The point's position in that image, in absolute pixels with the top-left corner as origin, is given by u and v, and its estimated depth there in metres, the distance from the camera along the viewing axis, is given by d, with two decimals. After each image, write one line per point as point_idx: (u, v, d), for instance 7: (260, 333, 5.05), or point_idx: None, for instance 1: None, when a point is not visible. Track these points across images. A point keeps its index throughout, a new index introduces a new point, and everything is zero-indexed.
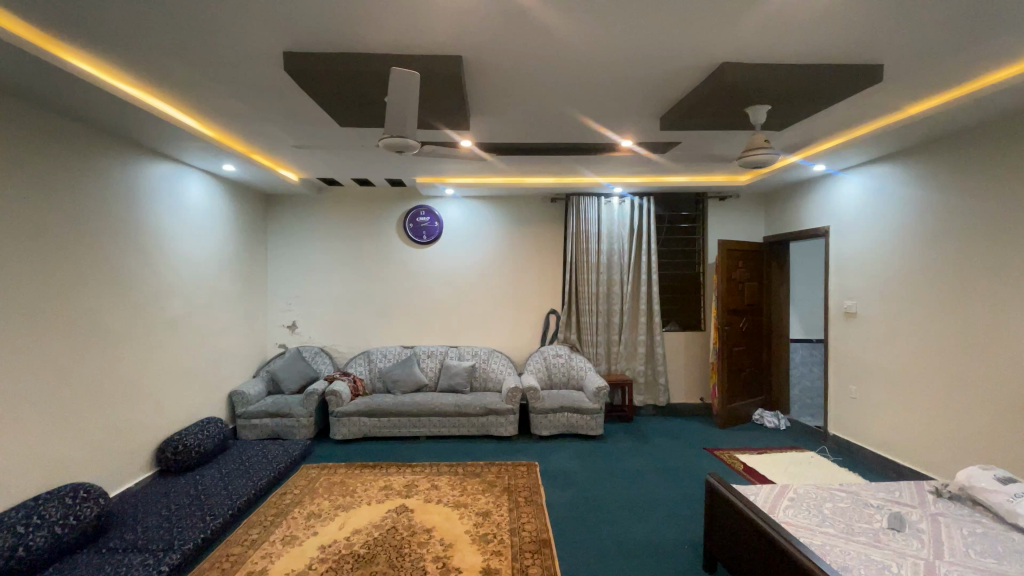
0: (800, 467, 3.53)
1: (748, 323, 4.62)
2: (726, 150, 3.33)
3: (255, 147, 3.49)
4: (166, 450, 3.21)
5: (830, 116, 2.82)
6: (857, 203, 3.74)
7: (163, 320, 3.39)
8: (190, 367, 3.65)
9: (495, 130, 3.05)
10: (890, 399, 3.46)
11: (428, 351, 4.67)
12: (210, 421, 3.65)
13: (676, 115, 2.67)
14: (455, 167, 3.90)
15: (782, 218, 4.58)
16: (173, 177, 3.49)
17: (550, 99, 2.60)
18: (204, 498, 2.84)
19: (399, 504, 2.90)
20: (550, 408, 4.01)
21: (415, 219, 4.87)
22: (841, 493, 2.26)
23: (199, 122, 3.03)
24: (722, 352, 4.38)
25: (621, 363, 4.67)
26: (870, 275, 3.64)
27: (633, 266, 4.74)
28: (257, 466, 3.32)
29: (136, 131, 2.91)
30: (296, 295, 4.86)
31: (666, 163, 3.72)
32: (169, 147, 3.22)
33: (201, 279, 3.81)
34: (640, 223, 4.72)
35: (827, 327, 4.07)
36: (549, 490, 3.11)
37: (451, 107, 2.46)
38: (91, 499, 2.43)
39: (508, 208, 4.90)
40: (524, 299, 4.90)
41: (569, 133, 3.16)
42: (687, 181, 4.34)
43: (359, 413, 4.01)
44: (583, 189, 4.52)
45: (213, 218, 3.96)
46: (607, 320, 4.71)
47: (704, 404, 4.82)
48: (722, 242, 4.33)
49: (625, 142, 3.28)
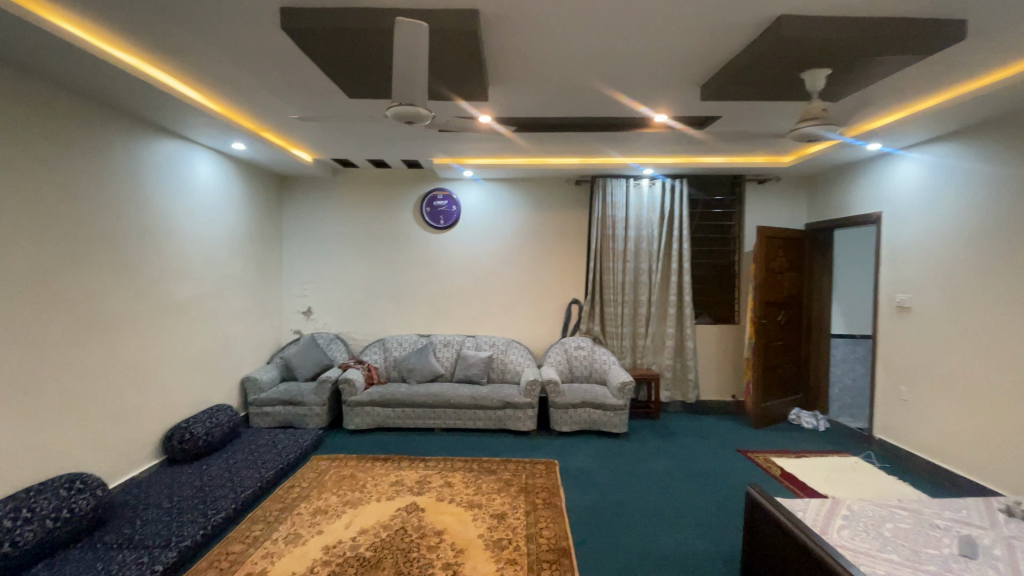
0: (842, 474, 3.25)
1: (787, 316, 4.31)
2: (771, 124, 3.02)
3: (265, 123, 3.32)
4: (173, 438, 3.11)
5: (894, 84, 2.49)
6: (914, 186, 3.39)
7: (171, 303, 3.29)
8: (200, 352, 3.55)
9: (516, 103, 2.81)
10: (948, 403, 3.13)
11: (445, 340, 4.50)
12: (220, 408, 3.55)
13: (719, 83, 2.38)
14: (474, 146, 3.68)
15: (827, 203, 4.23)
16: (180, 156, 3.36)
17: (576, 65, 2.35)
18: (208, 490, 2.74)
19: (409, 502, 2.74)
20: (572, 403, 3.80)
21: (432, 203, 4.67)
22: (901, 511, 1.97)
23: (202, 96, 2.87)
24: (757, 347, 4.08)
25: (648, 357, 4.41)
26: (926, 266, 3.30)
27: (663, 254, 4.45)
28: (266, 456, 3.21)
29: (139, 104, 2.77)
30: (311, 280, 4.74)
31: (703, 140, 3.42)
32: (174, 122, 3.07)
33: (211, 261, 3.69)
34: (671, 207, 4.42)
35: (876, 322, 3.73)
36: (569, 492, 2.91)
37: (465, 71, 2.23)
38: (88, 490, 2.36)
39: (530, 192, 4.65)
40: (546, 288, 4.68)
41: (597, 106, 2.90)
42: (724, 162, 4.04)
43: (373, 403, 3.87)
44: (610, 170, 4.25)
45: (224, 199, 3.84)
46: (632, 311, 4.45)
47: (735, 402, 4.53)
48: (760, 229, 4.03)
49: (658, 116, 3.02)
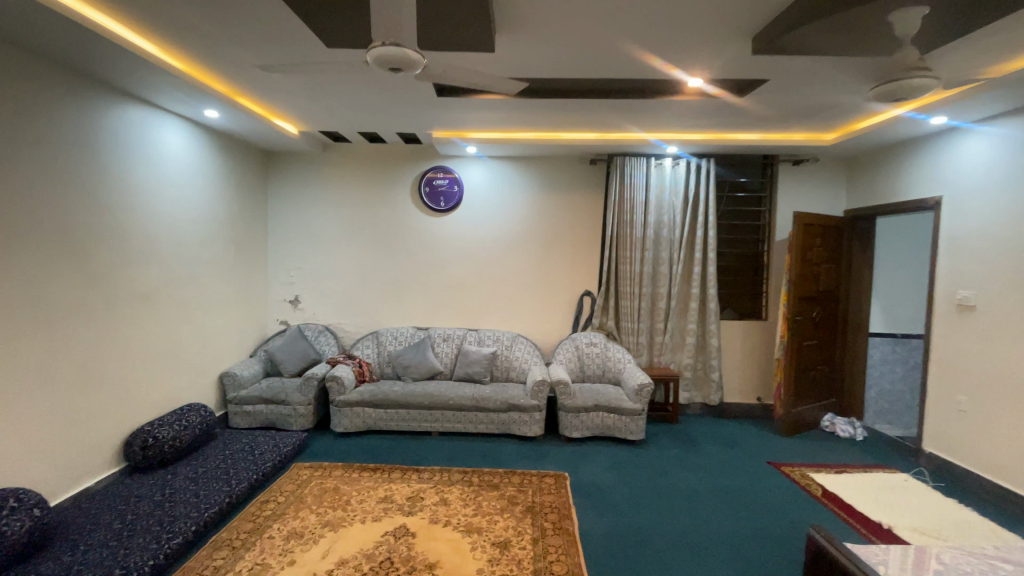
0: (891, 495, 2.87)
1: (823, 312, 3.89)
2: (827, 88, 2.58)
3: (240, 86, 2.91)
4: (133, 443, 2.73)
5: (989, 39, 2.05)
6: (983, 166, 2.96)
7: (135, 291, 2.90)
8: (169, 345, 3.17)
9: (529, 61, 2.39)
10: (1018, 417, 2.72)
11: (443, 334, 4.12)
12: (191, 408, 3.16)
13: (779, 29, 1.95)
14: (478, 116, 3.26)
15: (873, 187, 3.78)
16: (144, 123, 2.94)
17: (605, 8, 1.91)
18: (168, 506, 2.37)
19: (397, 525, 2.37)
20: (584, 407, 3.41)
21: (432, 182, 4.25)
22: (1008, 565, 1.57)
23: (158, 48, 2.44)
24: (791, 346, 3.68)
25: (666, 355, 4.01)
26: (993, 259, 2.88)
27: (686, 241, 4.02)
28: (239, 464, 2.83)
29: (86, 57, 2.34)
30: (299, 267, 4.35)
31: (740, 111, 2.99)
32: (131, 81, 2.64)
33: (183, 242, 3.29)
34: (696, 190, 3.98)
35: (929, 322, 3.31)
36: (583, 515, 2.53)
37: (468, 11, 1.81)
38: (22, 510, 1.99)
39: (540, 172, 4.23)
40: (555, 278, 4.27)
41: (624, 67, 2.48)
42: (759, 139, 3.60)
43: (363, 403, 3.50)
44: (628, 148, 3.81)
45: (198, 174, 3.43)
46: (651, 305, 4.04)
47: (762, 405, 4.14)
48: (797, 215, 3.60)
49: (693, 80, 2.61)
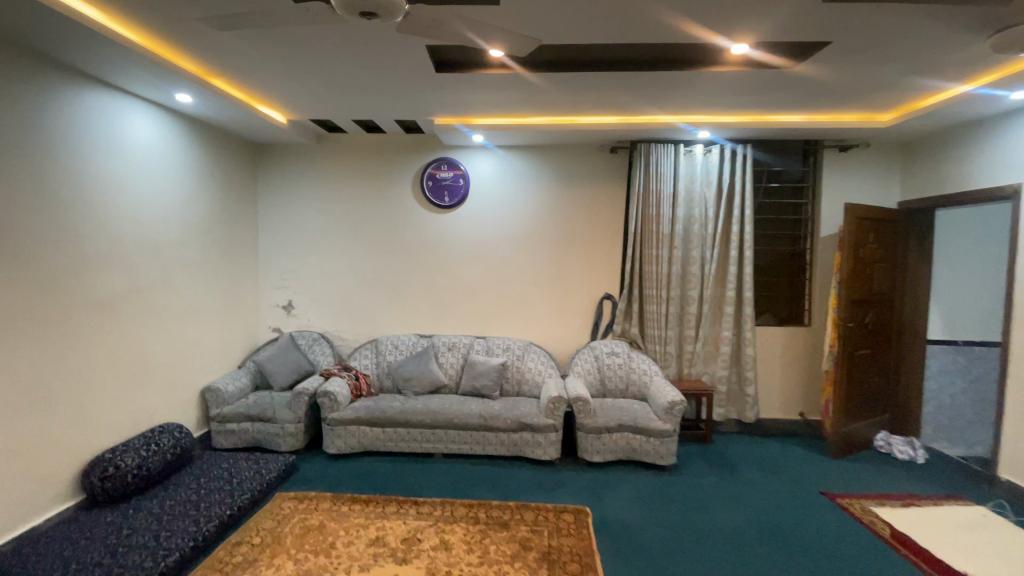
0: (970, 534, 2.43)
1: (876, 317, 3.44)
2: (899, 48, 2.15)
3: (213, 66, 2.56)
4: (91, 473, 2.39)
5: None
6: None
7: (94, 301, 2.55)
8: (140, 358, 2.84)
9: (541, 24, 2.01)
10: None
11: (449, 343, 3.74)
12: (164, 429, 2.82)
13: None
14: (484, 98, 2.88)
15: (933, 175, 3.33)
16: (106, 108, 2.60)
17: None
18: (120, 553, 2.01)
19: None
20: (606, 427, 3.01)
21: (435, 175, 3.88)
22: None
23: (103, 15, 2.05)
24: (841, 357, 3.24)
25: (697, 366, 3.60)
26: None
27: (719, 238, 3.59)
28: (212, 496, 2.48)
29: (22, 28, 1.99)
30: (292, 269, 4.01)
31: (786, 83, 2.57)
32: (82, 58, 2.27)
33: (153, 244, 2.95)
34: (731, 180, 3.55)
35: (1006, 330, 2.85)
36: (609, 563, 2.13)
37: None
38: None
39: (555, 163, 3.83)
40: (572, 280, 3.87)
41: (654, 32, 2.08)
42: (803, 122, 3.17)
43: (358, 422, 3.13)
44: (653, 134, 3.40)
45: (172, 168, 3.09)
46: (679, 310, 3.62)
47: (805, 422, 3.70)
48: (848, 207, 3.16)
49: (736, 48, 2.21)
